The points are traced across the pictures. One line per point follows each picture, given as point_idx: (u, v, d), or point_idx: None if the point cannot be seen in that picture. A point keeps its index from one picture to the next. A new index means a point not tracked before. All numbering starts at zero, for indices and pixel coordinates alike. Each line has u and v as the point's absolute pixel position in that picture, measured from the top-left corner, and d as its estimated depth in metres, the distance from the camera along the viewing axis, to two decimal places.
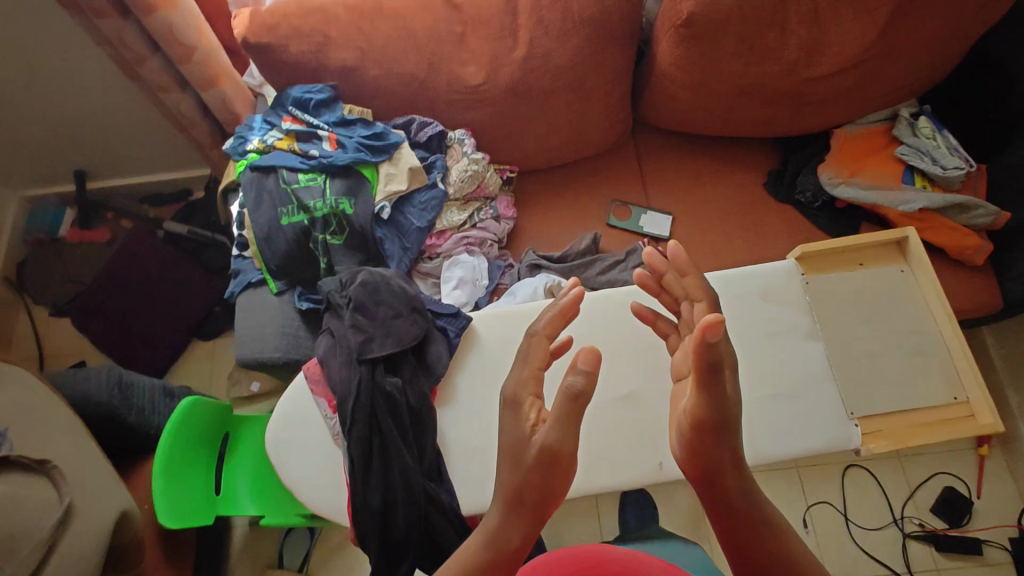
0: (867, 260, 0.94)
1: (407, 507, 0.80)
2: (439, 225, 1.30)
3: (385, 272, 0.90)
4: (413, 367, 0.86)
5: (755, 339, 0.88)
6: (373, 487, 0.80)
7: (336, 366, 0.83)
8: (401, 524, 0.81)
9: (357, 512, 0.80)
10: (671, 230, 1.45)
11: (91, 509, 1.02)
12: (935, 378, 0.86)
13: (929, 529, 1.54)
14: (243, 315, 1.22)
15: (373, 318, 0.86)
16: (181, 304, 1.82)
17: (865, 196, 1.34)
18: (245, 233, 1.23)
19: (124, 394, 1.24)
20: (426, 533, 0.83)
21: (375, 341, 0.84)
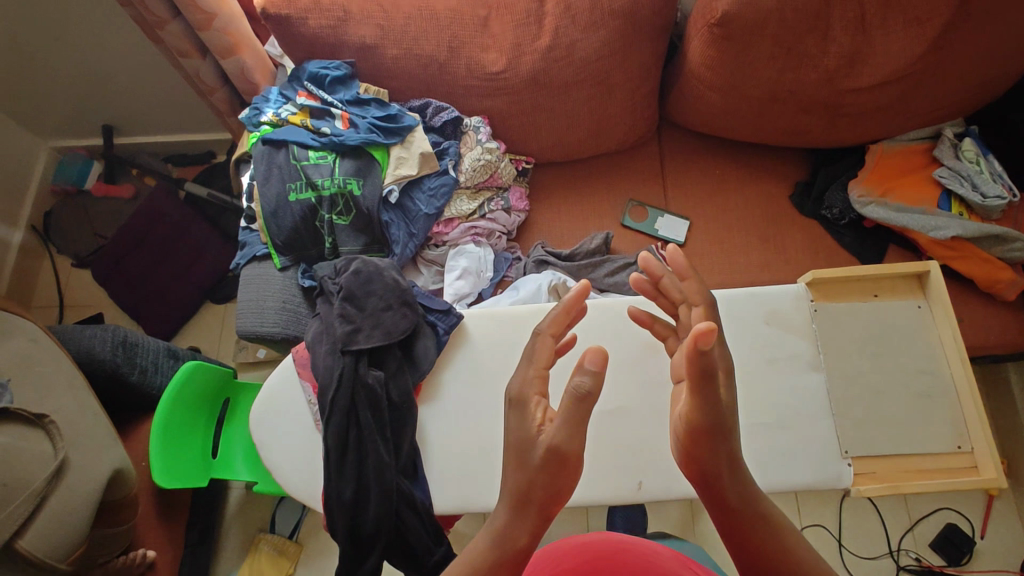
0: (882, 291, 0.89)
1: (378, 501, 0.80)
2: (448, 212, 1.28)
3: (380, 263, 0.89)
4: (399, 361, 0.85)
5: (752, 365, 0.85)
6: (347, 479, 0.80)
7: (321, 353, 0.84)
8: (371, 518, 0.81)
9: (330, 500, 0.81)
10: (687, 236, 1.41)
11: (86, 465, 1.04)
12: (940, 423, 0.82)
13: (925, 563, 1.50)
14: (246, 287, 1.23)
15: (362, 309, 0.85)
16: (196, 265, 1.84)
17: (894, 218, 1.28)
18: (253, 206, 1.23)
19: (128, 353, 1.26)
20: (396, 529, 0.82)
21: (361, 331, 0.83)
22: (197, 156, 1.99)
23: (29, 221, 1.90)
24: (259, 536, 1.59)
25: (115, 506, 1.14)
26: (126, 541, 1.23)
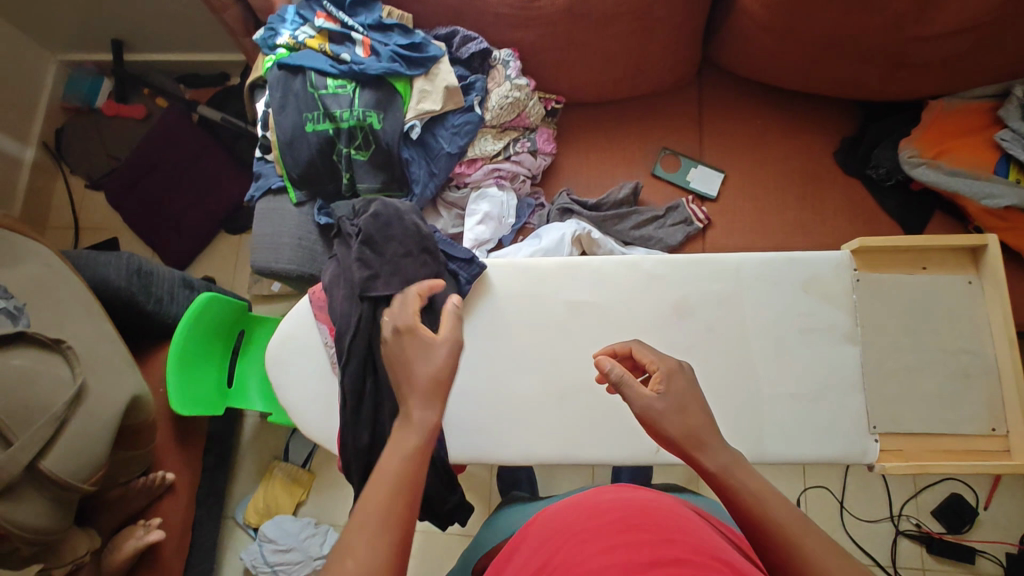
0: (932, 264, 0.83)
1: None
2: (471, 152, 1.21)
3: (399, 205, 0.85)
4: None
5: (784, 334, 0.82)
6: (363, 424, 0.80)
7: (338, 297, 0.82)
8: None
9: (347, 444, 0.80)
10: (720, 190, 1.34)
11: (102, 391, 1.04)
12: (977, 405, 0.79)
13: (924, 530, 1.52)
14: (262, 221, 1.20)
15: (380, 254, 0.82)
16: (211, 194, 1.80)
17: (945, 182, 1.19)
18: (268, 136, 1.18)
19: (144, 282, 1.25)
20: None
21: (379, 278, 0.80)
22: (211, 77, 1.89)
23: (41, 139, 1.85)
24: (273, 463, 1.63)
25: (135, 430, 1.16)
26: (147, 464, 1.29)
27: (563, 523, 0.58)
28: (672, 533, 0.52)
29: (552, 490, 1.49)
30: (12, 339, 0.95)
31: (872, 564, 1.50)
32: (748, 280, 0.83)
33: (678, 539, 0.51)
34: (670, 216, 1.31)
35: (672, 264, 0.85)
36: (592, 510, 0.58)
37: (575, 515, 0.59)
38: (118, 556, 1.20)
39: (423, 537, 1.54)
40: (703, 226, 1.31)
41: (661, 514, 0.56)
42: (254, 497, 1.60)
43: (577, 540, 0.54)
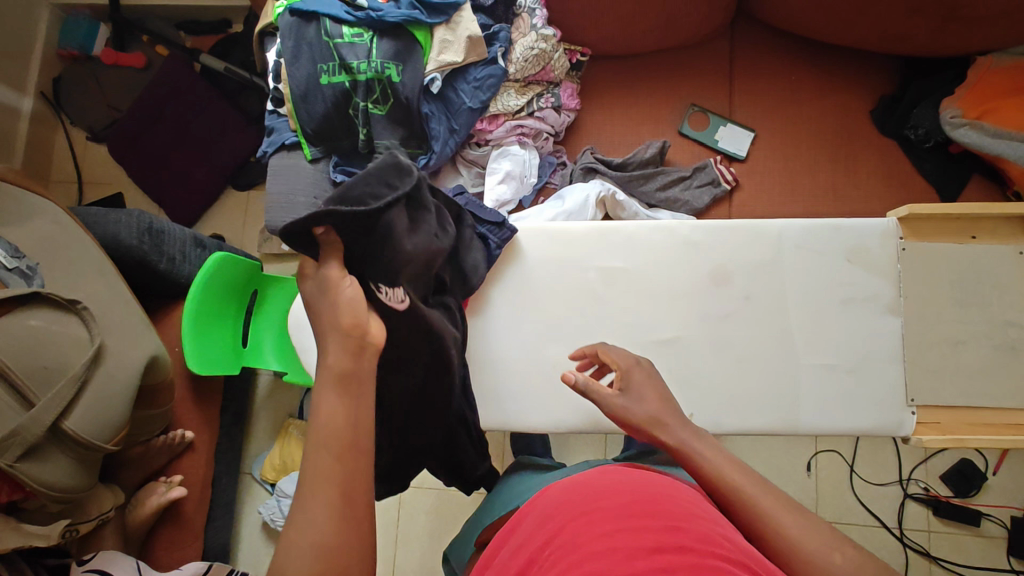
0: (982, 233, 0.80)
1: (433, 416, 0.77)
2: (493, 108, 1.16)
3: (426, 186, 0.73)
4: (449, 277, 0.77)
5: (823, 304, 0.79)
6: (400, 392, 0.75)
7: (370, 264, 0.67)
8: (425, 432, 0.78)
9: None
10: (749, 151, 1.29)
11: (121, 351, 1.03)
12: (1017, 379, 0.77)
13: (932, 493, 1.53)
14: (276, 178, 1.16)
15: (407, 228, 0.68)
16: (218, 148, 1.74)
17: (987, 144, 1.14)
18: (281, 88, 1.12)
19: (155, 240, 1.22)
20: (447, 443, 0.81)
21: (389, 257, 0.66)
22: (213, 24, 1.80)
23: (38, 88, 1.78)
24: (288, 421, 1.64)
25: (154, 390, 1.16)
26: (166, 423, 1.30)
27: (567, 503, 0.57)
28: (680, 520, 0.51)
29: (565, 451, 1.50)
30: (27, 300, 0.94)
31: (879, 525, 1.53)
32: (789, 249, 0.80)
33: (685, 526, 0.50)
34: (697, 177, 1.26)
35: (710, 230, 0.82)
36: (597, 490, 0.57)
37: (579, 493, 0.58)
38: (142, 510, 1.25)
39: (438, 493, 1.56)
40: (730, 188, 1.26)
41: (668, 498, 0.55)
42: (270, 453, 1.61)
43: (581, 519, 0.53)
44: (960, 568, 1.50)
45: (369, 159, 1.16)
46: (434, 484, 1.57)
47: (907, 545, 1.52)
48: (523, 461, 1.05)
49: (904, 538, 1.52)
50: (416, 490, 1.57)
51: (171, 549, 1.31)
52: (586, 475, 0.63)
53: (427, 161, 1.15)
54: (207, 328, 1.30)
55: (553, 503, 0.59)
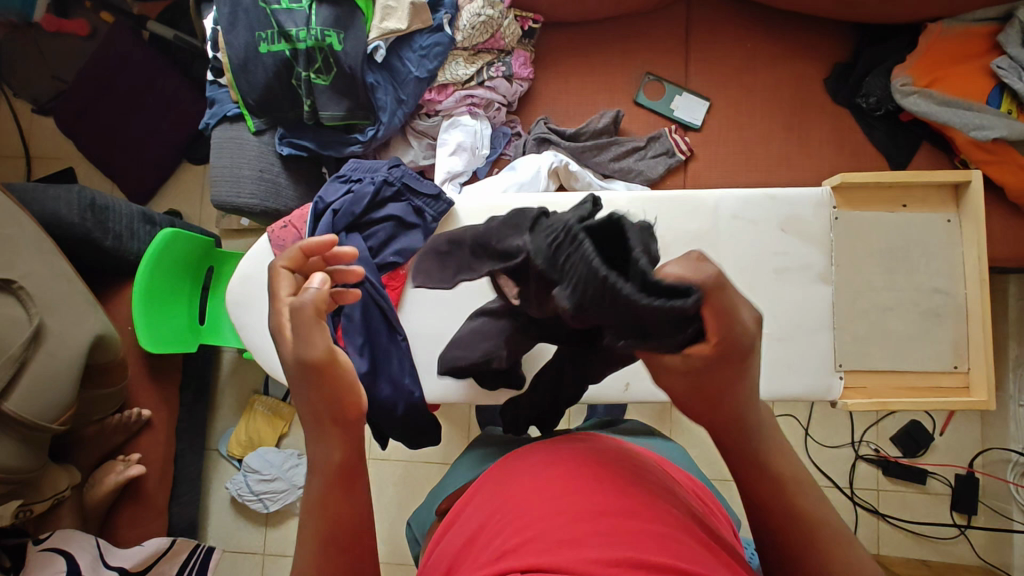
0: (912, 201, 0.81)
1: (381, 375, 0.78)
2: (441, 77, 1.14)
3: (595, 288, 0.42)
4: None
5: (757, 273, 0.80)
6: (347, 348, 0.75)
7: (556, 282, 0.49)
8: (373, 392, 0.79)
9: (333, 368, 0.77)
10: (704, 120, 1.28)
11: (64, 331, 1.01)
12: (941, 343, 0.79)
13: (882, 454, 1.59)
14: (220, 151, 1.13)
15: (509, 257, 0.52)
16: (169, 121, 1.69)
17: (934, 112, 1.15)
18: (219, 57, 1.09)
19: (99, 217, 1.19)
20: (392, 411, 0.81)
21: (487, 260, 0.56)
22: None
23: None
24: (253, 397, 1.64)
25: (103, 370, 1.15)
26: (120, 401, 1.29)
27: (513, 466, 0.55)
28: (625, 482, 0.50)
29: None
30: None
31: (831, 486, 1.59)
32: (724, 220, 0.81)
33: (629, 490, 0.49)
34: (652, 147, 1.26)
35: (646, 201, 0.82)
36: (544, 454, 0.56)
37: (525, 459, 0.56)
38: (100, 489, 1.26)
39: (404, 465, 1.58)
40: (685, 157, 1.26)
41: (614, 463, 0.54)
42: (236, 429, 1.62)
43: (528, 480, 0.51)
44: (906, 523, 1.57)
45: (315, 131, 1.13)
46: (400, 455, 1.59)
47: (857, 504, 1.58)
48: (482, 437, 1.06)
49: (855, 497, 1.58)
50: (382, 462, 1.59)
51: (133, 526, 1.31)
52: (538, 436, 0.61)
53: (375, 132, 1.12)
54: (158, 306, 1.28)
55: (498, 470, 0.57)
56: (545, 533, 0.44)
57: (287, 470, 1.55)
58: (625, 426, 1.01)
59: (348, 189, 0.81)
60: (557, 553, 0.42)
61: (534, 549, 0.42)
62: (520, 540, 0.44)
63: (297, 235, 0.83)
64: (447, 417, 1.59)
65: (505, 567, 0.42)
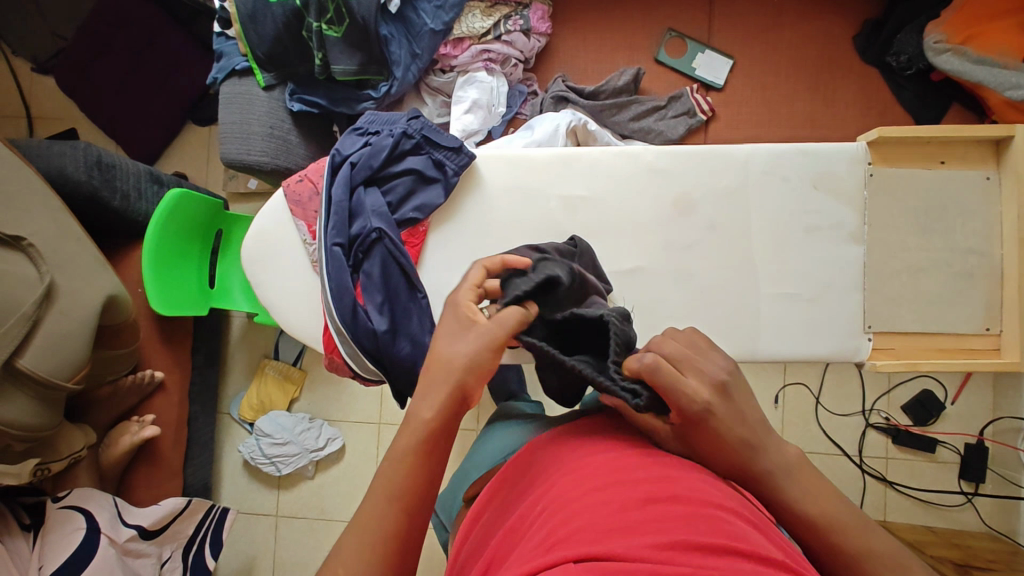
0: (951, 157, 0.79)
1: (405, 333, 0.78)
2: (457, 31, 1.09)
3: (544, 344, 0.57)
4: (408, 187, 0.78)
5: (788, 231, 0.78)
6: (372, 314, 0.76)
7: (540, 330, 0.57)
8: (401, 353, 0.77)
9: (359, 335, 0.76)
10: (727, 79, 1.24)
11: (75, 291, 1.00)
12: (974, 305, 0.78)
13: (892, 423, 1.59)
14: (228, 108, 1.09)
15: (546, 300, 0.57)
16: (173, 80, 1.64)
17: (968, 71, 1.11)
18: (226, 8, 1.04)
19: (106, 175, 1.16)
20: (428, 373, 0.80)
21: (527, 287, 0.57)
22: None
23: None
24: (263, 362, 1.64)
25: (115, 330, 1.14)
26: (133, 363, 1.29)
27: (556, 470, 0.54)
28: (668, 468, 0.49)
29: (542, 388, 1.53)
30: None
31: (840, 454, 1.59)
32: (755, 176, 0.78)
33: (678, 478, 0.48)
34: (672, 106, 1.22)
35: (674, 156, 0.79)
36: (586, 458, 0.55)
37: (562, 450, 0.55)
38: (116, 449, 1.26)
39: None
40: (706, 118, 1.23)
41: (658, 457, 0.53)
42: (248, 393, 1.62)
43: (568, 477, 0.51)
44: (914, 491, 1.58)
45: (327, 86, 1.10)
46: None
47: (866, 472, 1.59)
48: (507, 408, 1.06)
49: (863, 465, 1.59)
50: (394, 426, 1.60)
51: (149, 485, 1.32)
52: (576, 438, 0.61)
53: (388, 88, 1.09)
54: (169, 267, 1.26)
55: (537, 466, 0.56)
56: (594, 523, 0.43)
57: (300, 435, 1.56)
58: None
59: (366, 141, 0.79)
60: (610, 541, 0.41)
61: (580, 538, 0.41)
62: (570, 531, 0.43)
63: (314, 190, 0.80)
64: None
65: (556, 556, 0.41)
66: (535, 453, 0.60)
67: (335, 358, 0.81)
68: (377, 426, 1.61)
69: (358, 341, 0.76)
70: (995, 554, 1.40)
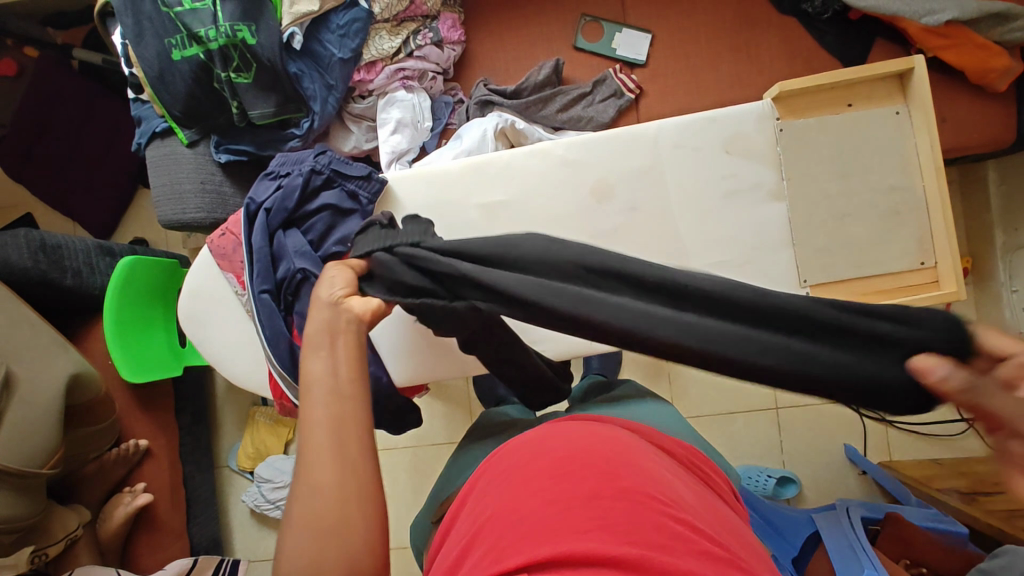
0: (857, 99, 0.80)
1: None
2: (367, 55, 1.09)
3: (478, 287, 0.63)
4: (327, 219, 0.79)
5: (709, 200, 0.78)
6: None
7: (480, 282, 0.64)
8: None
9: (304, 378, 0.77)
10: (649, 54, 1.23)
11: (35, 378, 1.00)
12: (905, 240, 0.78)
13: None
14: (157, 171, 1.10)
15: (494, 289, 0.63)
16: (113, 148, 1.63)
17: (880, 6, 1.11)
18: (135, 73, 1.05)
19: (52, 256, 1.16)
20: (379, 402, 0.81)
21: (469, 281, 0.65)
22: (81, 12, 1.61)
23: None
24: (253, 409, 1.64)
25: (88, 408, 1.15)
26: (115, 435, 1.31)
27: (532, 455, 0.58)
28: (618, 466, 0.54)
29: None
30: None
31: (836, 402, 1.58)
32: (667, 152, 0.78)
33: (649, 478, 0.53)
34: (599, 90, 1.22)
35: (585, 146, 0.79)
36: (556, 442, 0.58)
37: (527, 451, 0.59)
38: (112, 523, 1.27)
39: (413, 451, 1.59)
40: (635, 96, 1.22)
41: (621, 448, 0.57)
42: (243, 443, 1.62)
43: (519, 481, 0.55)
44: (914, 426, 1.56)
45: (251, 132, 1.10)
46: (407, 442, 1.60)
47: (865, 415, 1.57)
48: (485, 418, 1.04)
49: (860, 409, 1.57)
50: (392, 451, 1.60)
51: (153, 552, 1.33)
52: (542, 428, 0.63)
53: (310, 124, 1.09)
54: (134, 336, 1.26)
55: (506, 460, 0.60)
56: (582, 523, 0.48)
57: None
58: (625, 390, 0.96)
59: (278, 185, 0.79)
60: (559, 541, 0.46)
61: (532, 544, 0.47)
62: (519, 535, 0.48)
63: (237, 241, 0.81)
64: (448, 398, 1.60)
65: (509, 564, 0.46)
66: (509, 447, 0.62)
67: (285, 403, 0.81)
68: None
69: (301, 382, 0.76)
70: (1003, 476, 1.39)
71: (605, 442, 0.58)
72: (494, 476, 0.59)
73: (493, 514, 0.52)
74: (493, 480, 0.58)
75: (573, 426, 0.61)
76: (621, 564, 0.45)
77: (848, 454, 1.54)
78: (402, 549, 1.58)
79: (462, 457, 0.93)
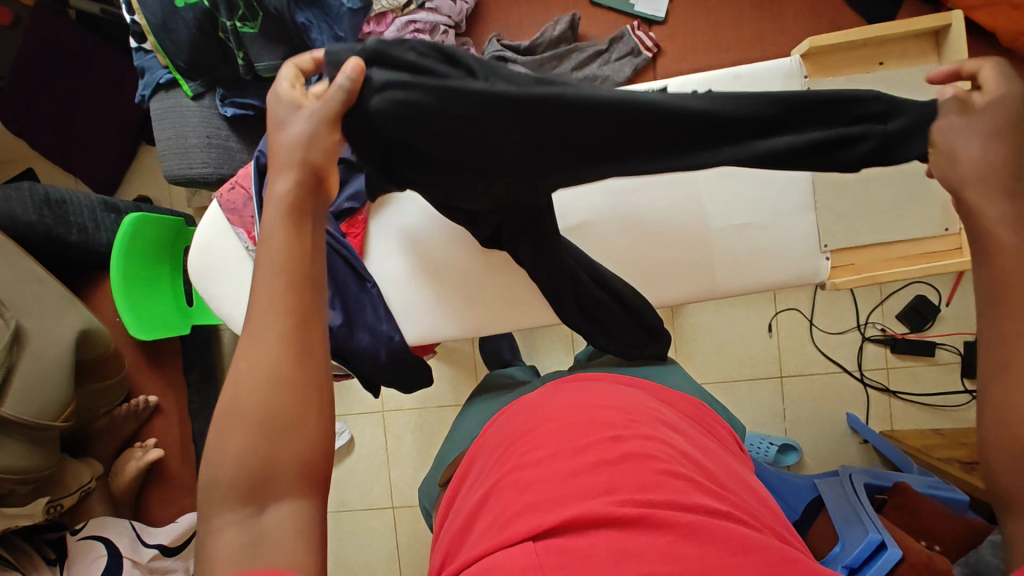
0: (888, 57, 0.83)
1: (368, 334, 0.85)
2: (377, 6, 1.06)
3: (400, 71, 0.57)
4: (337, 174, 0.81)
5: None
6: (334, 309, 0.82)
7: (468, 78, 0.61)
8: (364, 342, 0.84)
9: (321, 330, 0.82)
10: (668, 10, 1.18)
11: (43, 332, 1.00)
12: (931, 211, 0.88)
13: (889, 333, 1.57)
14: (162, 123, 1.08)
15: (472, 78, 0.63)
16: (114, 102, 1.59)
17: None
18: (137, 21, 1.02)
19: (57, 211, 1.15)
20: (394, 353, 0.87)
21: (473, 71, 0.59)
22: None
23: None
24: None
25: (96, 364, 1.15)
26: (124, 392, 1.31)
27: (520, 431, 0.59)
28: (616, 429, 0.54)
29: (534, 353, 1.53)
30: None
31: (840, 371, 1.58)
32: None
33: (647, 438, 0.53)
34: (615, 48, 1.17)
35: None
36: (544, 420, 0.58)
37: (515, 433, 0.59)
38: (123, 477, 1.29)
39: (418, 412, 1.61)
40: (652, 54, 1.18)
41: (616, 412, 0.58)
42: None
43: (519, 455, 0.55)
44: (917, 397, 1.57)
45: (257, 85, 1.07)
46: (414, 403, 1.61)
47: (868, 385, 1.58)
48: (495, 374, 1.05)
49: (864, 378, 1.58)
50: (398, 412, 1.61)
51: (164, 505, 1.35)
52: (537, 398, 0.65)
53: None
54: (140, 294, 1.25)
55: (496, 448, 0.60)
56: (588, 487, 0.48)
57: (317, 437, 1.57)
58: None
59: None
60: (563, 507, 0.47)
61: (543, 509, 0.47)
62: (523, 505, 0.48)
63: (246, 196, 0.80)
64: (454, 362, 1.60)
65: (512, 534, 0.46)
66: (498, 429, 0.64)
67: None
68: (381, 415, 1.62)
69: None
70: None
71: (595, 408, 0.58)
72: (493, 450, 0.60)
73: (500, 481, 0.52)
74: (494, 458, 0.59)
75: (563, 398, 0.62)
76: (631, 522, 0.45)
77: (850, 422, 1.57)
78: (408, 507, 1.61)
79: (468, 420, 0.93)
